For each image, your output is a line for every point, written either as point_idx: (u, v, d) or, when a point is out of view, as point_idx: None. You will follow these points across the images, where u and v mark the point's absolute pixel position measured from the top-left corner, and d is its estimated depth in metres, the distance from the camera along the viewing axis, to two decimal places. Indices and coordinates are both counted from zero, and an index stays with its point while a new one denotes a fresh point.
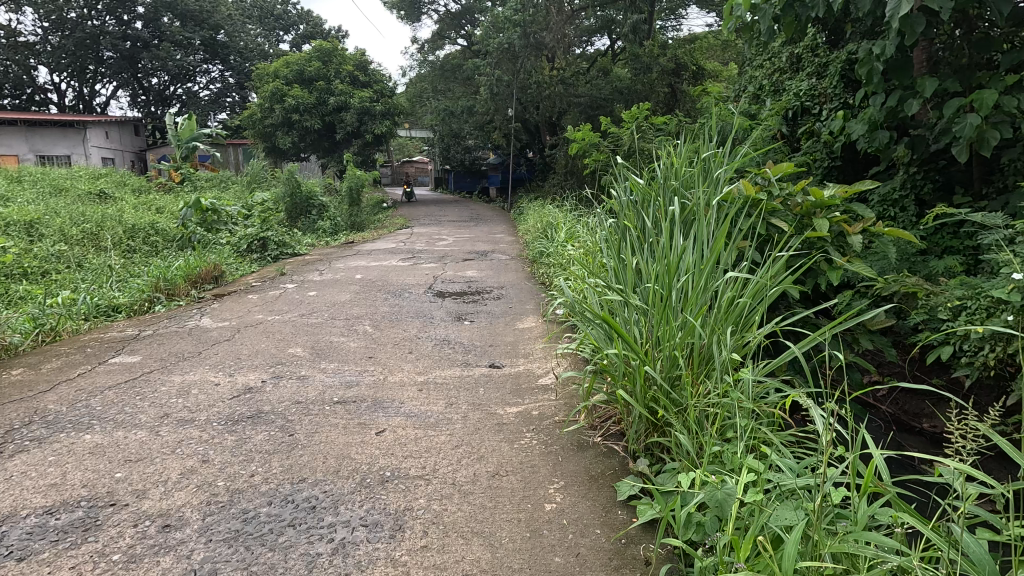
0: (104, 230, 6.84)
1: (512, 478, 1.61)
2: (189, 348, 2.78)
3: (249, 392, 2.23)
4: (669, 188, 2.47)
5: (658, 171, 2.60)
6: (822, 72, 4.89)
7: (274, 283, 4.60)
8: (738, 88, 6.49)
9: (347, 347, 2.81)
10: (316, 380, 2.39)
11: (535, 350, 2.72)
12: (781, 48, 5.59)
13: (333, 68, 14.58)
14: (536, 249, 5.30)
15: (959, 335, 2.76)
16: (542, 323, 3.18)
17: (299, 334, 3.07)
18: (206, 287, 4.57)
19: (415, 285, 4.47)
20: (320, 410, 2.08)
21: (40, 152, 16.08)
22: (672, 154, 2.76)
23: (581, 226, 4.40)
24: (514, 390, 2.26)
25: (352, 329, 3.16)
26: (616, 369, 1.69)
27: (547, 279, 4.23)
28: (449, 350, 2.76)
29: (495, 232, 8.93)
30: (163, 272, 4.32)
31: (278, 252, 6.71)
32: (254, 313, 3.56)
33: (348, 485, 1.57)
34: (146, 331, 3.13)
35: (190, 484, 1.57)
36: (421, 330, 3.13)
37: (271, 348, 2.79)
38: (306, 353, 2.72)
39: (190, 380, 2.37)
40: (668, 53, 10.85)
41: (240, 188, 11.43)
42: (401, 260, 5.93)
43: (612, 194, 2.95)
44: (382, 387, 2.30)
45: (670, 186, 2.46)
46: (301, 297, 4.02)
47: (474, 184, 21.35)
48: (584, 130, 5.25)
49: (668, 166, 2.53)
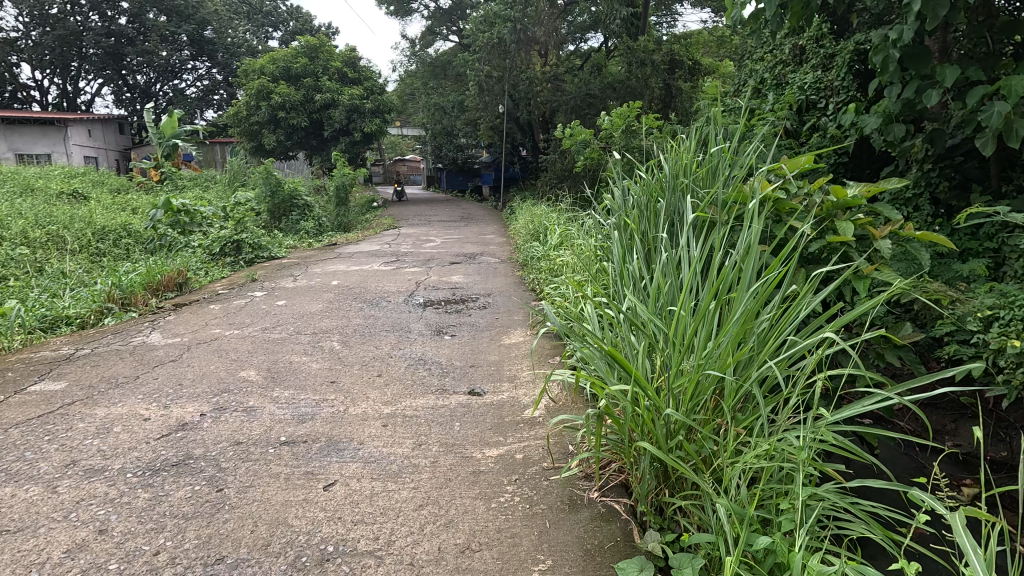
0: (70, 232, 6.43)
1: (485, 555, 1.28)
2: (124, 373, 2.42)
3: (181, 430, 1.89)
4: (678, 187, 2.16)
5: (664, 165, 2.27)
6: (828, 64, 4.59)
7: (242, 291, 4.24)
8: (738, 82, 6.17)
9: (308, 370, 2.46)
10: (264, 413, 2.04)
11: (522, 373, 2.38)
12: (785, 40, 5.27)
13: (320, 64, 14.16)
14: (527, 252, 4.98)
15: (993, 349, 2.43)
16: (531, 339, 2.85)
17: (257, 352, 2.72)
18: (168, 296, 4.20)
19: (395, 293, 4.12)
20: (261, 454, 1.74)
21: (18, 151, 15.57)
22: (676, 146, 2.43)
23: (575, 228, 4.08)
24: (495, 425, 1.92)
25: (317, 346, 2.81)
26: (628, 415, 1.39)
27: (538, 287, 3.89)
28: (424, 373, 2.42)
29: (485, 233, 8.57)
30: (118, 279, 3.95)
31: (253, 256, 6.33)
32: (211, 326, 3.20)
33: (276, 569, 1.23)
34: (83, 350, 2.76)
35: (71, 569, 1.23)
36: (394, 347, 2.79)
37: (220, 372, 2.44)
38: (258, 378, 2.37)
39: (115, 415, 2.01)
40: (663, 49, 10.52)
41: (222, 188, 11.04)
42: (384, 263, 5.58)
43: (609, 193, 2.63)
44: (340, 422, 1.95)
45: (678, 185, 2.15)
46: (268, 308, 3.66)
47: (465, 183, 20.93)
48: (578, 127, 4.91)
49: (676, 159, 2.23)
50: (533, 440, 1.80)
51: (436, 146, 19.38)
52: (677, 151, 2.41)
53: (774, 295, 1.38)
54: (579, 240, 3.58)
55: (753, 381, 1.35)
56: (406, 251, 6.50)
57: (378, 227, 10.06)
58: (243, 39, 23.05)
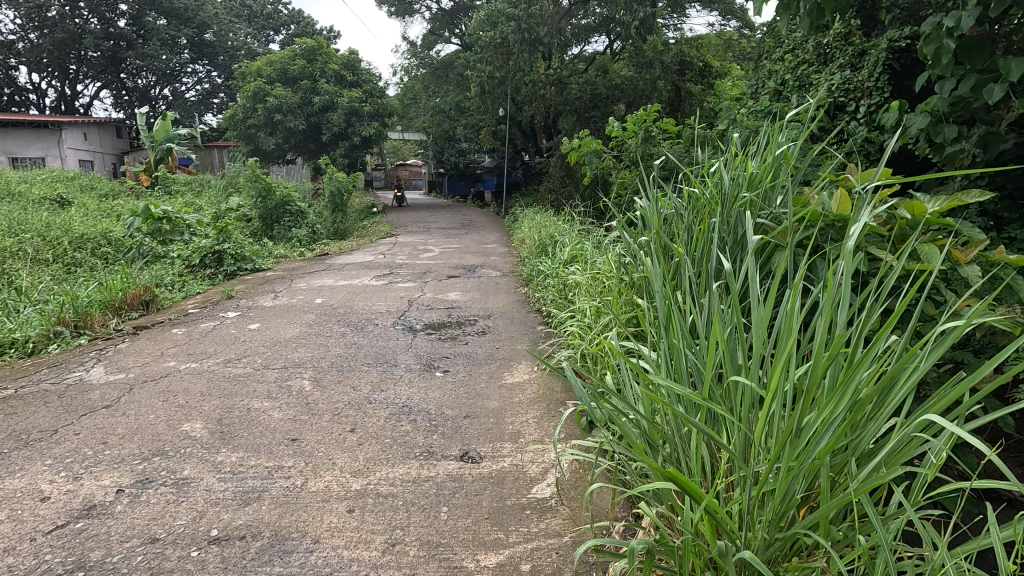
0: (44, 242, 6.01)
1: None
2: (40, 426, 1.97)
3: (85, 519, 1.45)
4: (740, 201, 2.01)
5: (723, 180, 2.09)
6: (857, 63, 4.15)
7: (214, 311, 3.80)
8: (754, 82, 5.73)
9: (266, 423, 2.01)
10: (198, 489, 1.59)
11: (525, 432, 1.93)
12: (807, 38, 4.82)
13: (318, 66, 13.76)
14: (532, 267, 4.55)
15: None
16: (537, 378, 2.41)
17: (210, 395, 2.27)
18: (132, 316, 3.76)
19: (384, 314, 3.68)
20: (178, 564, 1.28)
21: (13, 153, 15.19)
22: (730, 163, 2.21)
23: (588, 243, 3.67)
24: (495, 512, 1.48)
25: (284, 386, 2.37)
26: (684, 540, 0.98)
27: (545, 309, 3.46)
28: (403, 428, 1.97)
29: (485, 242, 8.17)
30: (73, 299, 3.50)
31: (237, 267, 5.87)
32: (167, 358, 2.75)
33: None
34: (5, 392, 2.32)
35: None
36: (375, 388, 2.35)
37: (157, 424, 1.99)
38: (203, 434, 1.92)
39: (8, 491, 1.57)
40: (672, 50, 10.11)
41: (214, 194, 10.61)
42: (375, 277, 5.14)
43: (646, 208, 2.38)
44: (293, 506, 1.51)
45: (740, 199, 1.99)
46: (237, 333, 3.21)
47: (468, 188, 20.55)
48: (586, 132, 4.48)
49: (736, 172, 2.08)
50: (544, 538, 1.36)
51: (437, 149, 19.03)
52: (732, 166, 2.21)
53: (882, 364, 0.96)
54: (597, 259, 3.16)
55: (857, 496, 0.94)
56: (401, 263, 6.09)
57: (375, 235, 9.63)
58: (242, 42, 22.74)
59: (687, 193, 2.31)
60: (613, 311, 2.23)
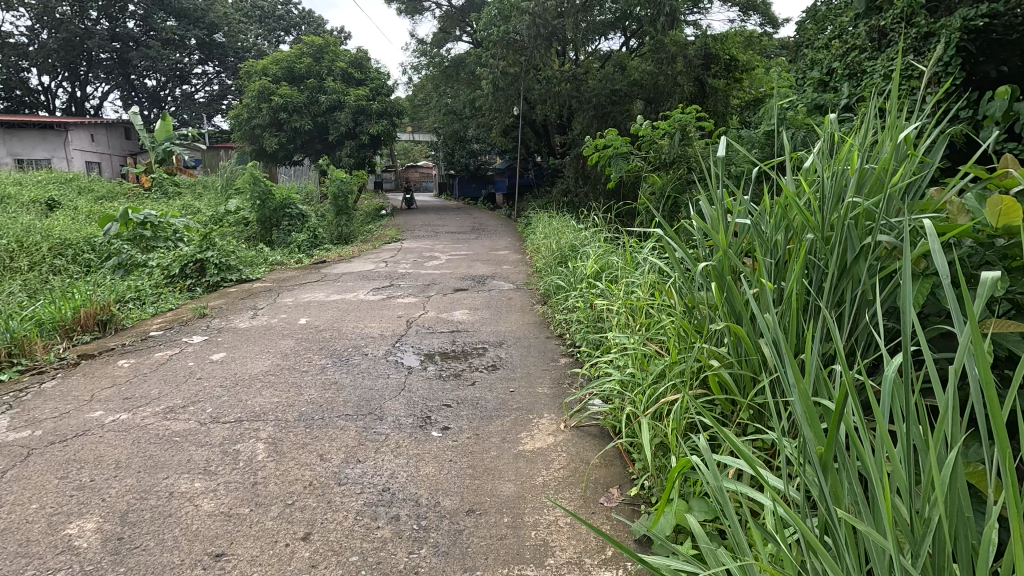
0: (19, 250, 5.51)
1: None
2: None
3: None
4: (858, 216, 1.41)
5: (825, 185, 1.50)
6: (923, 47, 3.35)
7: (179, 335, 3.23)
8: (796, 70, 5.05)
9: (185, 522, 1.42)
10: None
11: (558, 549, 1.32)
12: (859, 20, 4.13)
13: (326, 64, 13.24)
14: (550, 281, 3.96)
15: None
16: (562, 442, 1.83)
17: (130, 468, 1.69)
18: (83, 339, 3.21)
19: (375, 340, 3.09)
20: None
21: (19, 156, 14.78)
22: (834, 156, 1.60)
23: (619, 259, 3.10)
24: None
25: (230, 454, 1.78)
26: None
27: (570, 338, 2.87)
28: (379, 536, 1.37)
29: (497, 249, 7.56)
30: (9, 323, 2.95)
31: (221, 277, 5.29)
32: (94, 406, 2.17)
33: None
34: None
35: None
36: (348, 458, 1.75)
37: (33, 523, 1.41)
38: (91, 543, 1.34)
39: None
40: (697, 42, 9.34)
41: (214, 197, 10.14)
42: (373, 290, 4.57)
43: (710, 215, 1.80)
44: None
45: (859, 213, 1.39)
46: (194, 367, 2.63)
47: (479, 191, 19.97)
48: (611, 130, 3.86)
49: (842, 172, 1.49)
50: None
51: (448, 149, 18.43)
52: (832, 159, 1.61)
53: None
54: (635, 281, 2.59)
55: None
56: (404, 273, 5.49)
57: (379, 240, 9.09)
58: (252, 43, 22.37)
59: (769, 198, 1.70)
60: (677, 369, 1.65)
